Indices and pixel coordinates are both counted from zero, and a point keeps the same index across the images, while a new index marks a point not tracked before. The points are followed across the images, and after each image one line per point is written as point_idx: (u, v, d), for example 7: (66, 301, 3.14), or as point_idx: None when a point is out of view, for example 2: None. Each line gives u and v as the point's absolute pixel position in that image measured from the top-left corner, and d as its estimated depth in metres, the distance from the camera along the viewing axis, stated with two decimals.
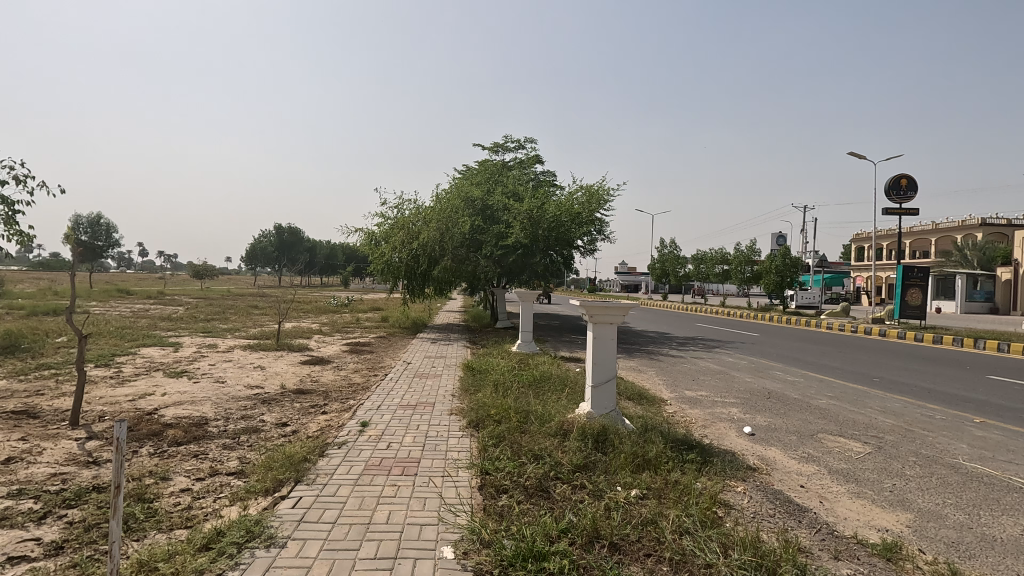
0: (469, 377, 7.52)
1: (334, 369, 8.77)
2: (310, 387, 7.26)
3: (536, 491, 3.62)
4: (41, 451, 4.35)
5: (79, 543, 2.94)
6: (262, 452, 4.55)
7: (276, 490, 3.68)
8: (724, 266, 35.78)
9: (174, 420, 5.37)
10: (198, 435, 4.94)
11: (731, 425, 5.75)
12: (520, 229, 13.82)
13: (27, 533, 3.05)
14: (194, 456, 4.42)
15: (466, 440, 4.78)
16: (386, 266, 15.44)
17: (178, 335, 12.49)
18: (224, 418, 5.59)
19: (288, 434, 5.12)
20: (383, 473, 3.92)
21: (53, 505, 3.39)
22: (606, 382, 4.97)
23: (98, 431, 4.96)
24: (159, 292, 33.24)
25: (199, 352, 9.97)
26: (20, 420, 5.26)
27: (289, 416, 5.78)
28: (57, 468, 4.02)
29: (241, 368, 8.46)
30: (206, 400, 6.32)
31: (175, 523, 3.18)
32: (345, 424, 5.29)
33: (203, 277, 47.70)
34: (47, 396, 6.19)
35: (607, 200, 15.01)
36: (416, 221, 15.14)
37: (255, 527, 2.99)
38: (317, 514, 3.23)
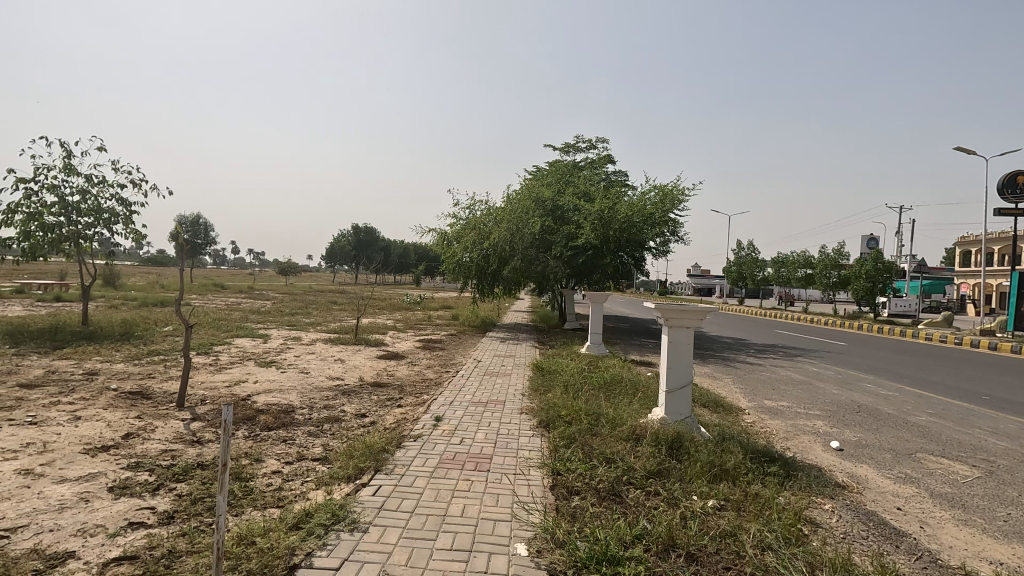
0: (539, 377, 7.54)
1: (409, 364, 9.09)
2: (386, 381, 7.58)
3: (608, 495, 3.58)
4: (153, 429, 4.82)
5: (187, 514, 3.23)
6: (344, 441, 4.80)
7: (358, 478, 3.86)
8: (808, 270, 33.74)
9: (264, 407, 5.76)
10: (287, 422, 5.28)
11: (816, 438, 5.43)
12: (591, 229, 13.70)
13: (144, 502, 3.38)
14: (283, 441, 4.73)
15: (537, 440, 4.81)
16: (458, 265, 15.79)
17: (267, 327, 13.41)
18: (309, 406, 5.97)
19: (367, 424, 5.36)
20: (457, 467, 4.01)
21: (165, 478, 3.75)
22: (681, 388, 4.85)
23: (201, 413, 5.42)
24: (249, 286, 35.60)
25: (285, 344, 10.64)
26: (135, 400, 5.84)
27: (368, 408, 6.04)
28: (167, 445, 4.44)
29: (324, 360, 8.96)
30: (293, 389, 6.74)
31: (268, 502, 3.41)
32: (419, 418, 5.45)
33: (288, 273, 50.66)
34: (157, 379, 6.85)
35: (681, 201, 14.55)
36: (487, 221, 15.43)
37: (340, 511, 3.16)
38: (395, 503, 3.36)
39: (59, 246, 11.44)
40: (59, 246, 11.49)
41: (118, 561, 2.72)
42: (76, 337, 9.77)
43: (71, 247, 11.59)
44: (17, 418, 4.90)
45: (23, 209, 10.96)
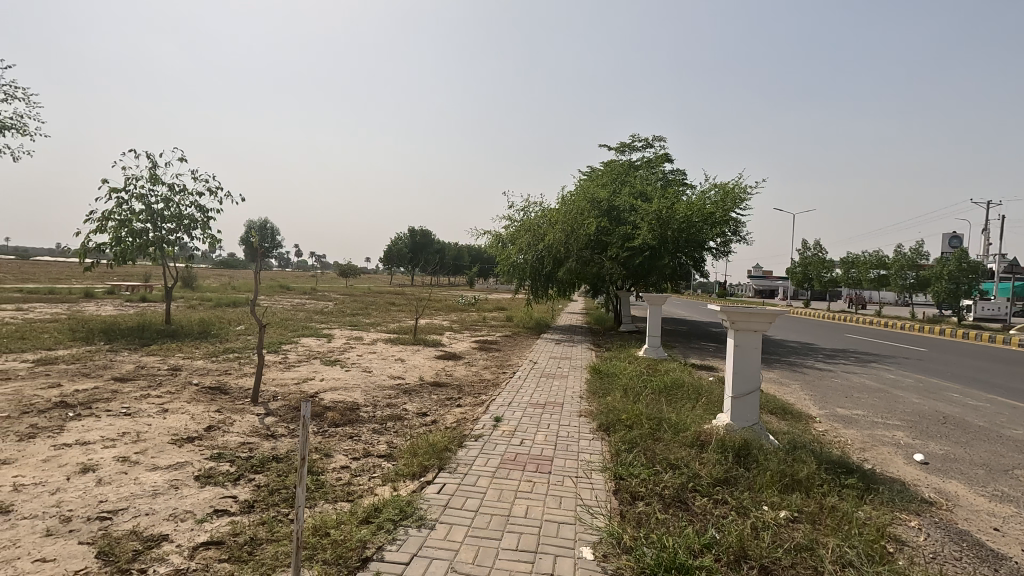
0: (597, 380, 7.47)
1: (466, 365, 9.23)
2: (445, 381, 7.72)
3: (673, 501, 3.50)
4: (232, 422, 5.11)
5: (266, 504, 3.40)
6: (407, 439, 4.93)
7: (422, 475, 3.95)
8: (881, 270, 31.77)
9: (332, 404, 5.99)
10: (353, 419, 5.48)
11: (897, 450, 5.09)
12: (648, 230, 13.44)
13: (227, 491, 3.59)
14: (350, 437, 4.91)
15: (598, 443, 4.77)
16: (512, 267, 15.87)
17: (331, 327, 13.96)
18: (373, 404, 6.16)
19: (428, 423, 5.48)
20: (518, 468, 4.04)
21: (244, 469, 3.97)
22: (748, 394, 4.68)
23: (274, 408, 5.71)
24: (312, 288, 37.15)
25: (348, 344, 11.04)
26: (215, 394, 6.22)
27: (429, 407, 6.17)
28: (245, 438, 4.70)
29: (385, 360, 9.23)
30: (357, 388, 6.98)
31: (338, 496, 3.55)
32: (479, 418, 5.52)
33: (348, 275, 52.51)
34: (233, 376, 7.27)
35: (743, 199, 14.05)
36: (542, 223, 15.44)
37: (407, 507, 3.25)
38: (460, 501, 3.42)
39: (145, 250, 12.34)
40: (145, 251, 12.39)
41: (205, 545, 2.90)
42: (160, 335, 10.51)
43: (156, 252, 12.47)
44: (114, 409, 5.32)
45: (115, 216, 11.90)
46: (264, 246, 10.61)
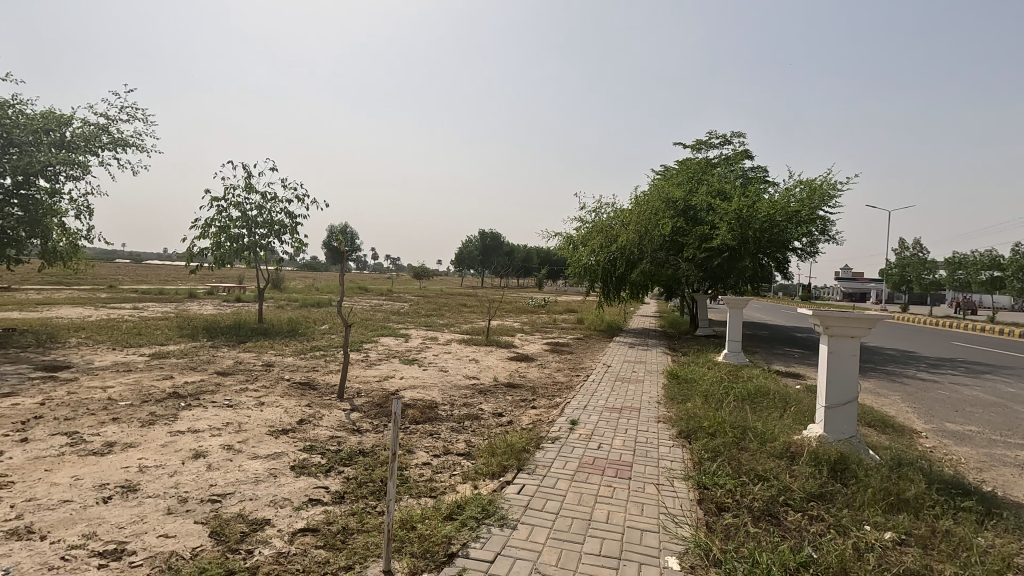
0: (675, 385, 7.25)
1: (539, 367, 9.26)
2: (519, 382, 7.78)
3: (763, 515, 3.33)
4: (321, 416, 5.41)
5: (355, 496, 3.57)
6: (484, 438, 5.01)
7: (501, 475, 4.00)
8: (994, 272, 28.73)
9: (411, 401, 6.20)
10: (432, 417, 5.64)
11: (1021, 472, 4.58)
12: (727, 230, 12.90)
13: (320, 481, 3.80)
14: (430, 434, 5.05)
15: (678, 450, 4.63)
16: (584, 268, 15.74)
17: (408, 328, 14.46)
18: (450, 403, 6.32)
19: (505, 424, 5.55)
20: (597, 473, 3.99)
21: (335, 461, 4.19)
22: (844, 404, 4.38)
23: (358, 404, 5.98)
24: (388, 289, 38.71)
25: (424, 344, 11.38)
26: (305, 390, 6.62)
27: (504, 407, 6.24)
28: (334, 432, 4.96)
29: (460, 360, 9.44)
30: (434, 387, 7.18)
31: (421, 491, 3.66)
32: (555, 421, 5.52)
33: (422, 277, 54.22)
34: (320, 372, 7.69)
35: (832, 197, 13.19)
36: (615, 223, 15.21)
37: (489, 506, 3.30)
38: (540, 502, 3.43)
39: (241, 254, 13.31)
40: (241, 254, 13.37)
41: (303, 531, 3.08)
42: (255, 333, 11.31)
43: (250, 256, 13.44)
44: (218, 401, 5.79)
45: (216, 223, 12.94)
46: (349, 253, 10.32)
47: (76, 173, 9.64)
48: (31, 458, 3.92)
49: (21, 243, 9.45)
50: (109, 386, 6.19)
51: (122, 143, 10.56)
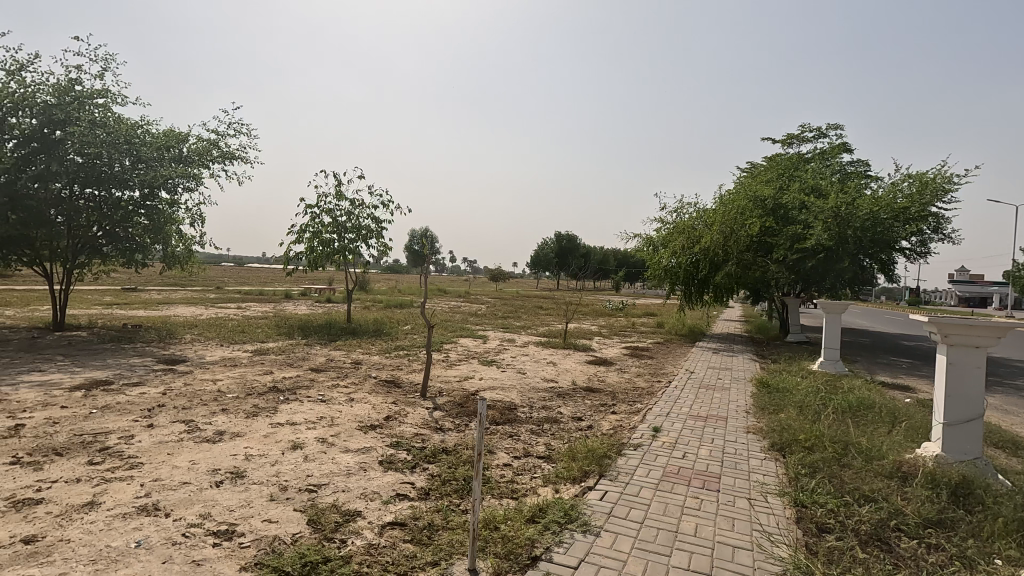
0: (765, 395, 6.85)
1: (618, 371, 9.08)
2: (598, 387, 7.66)
3: (872, 540, 3.05)
4: (406, 414, 5.61)
5: (439, 493, 3.66)
6: (564, 442, 4.98)
7: (582, 480, 3.95)
8: None
9: (491, 402, 6.29)
10: (511, 418, 5.68)
11: None
12: (823, 229, 12.03)
13: (406, 477, 3.94)
14: (510, 436, 5.09)
15: (770, 464, 4.36)
16: (664, 271, 15.28)
17: (485, 329, 14.68)
18: (529, 405, 6.34)
19: (584, 428, 5.49)
20: (684, 483, 3.84)
21: (419, 458, 4.32)
22: (966, 422, 3.93)
23: (440, 403, 6.15)
24: (467, 292, 39.58)
25: (502, 345, 11.52)
26: (390, 387, 6.90)
27: (583, 411, 6.17)
28: (418, 429, 5.13)
29: (538, 362, 9.46)
30: (513, 388, 7.23)
31: (503, 492, 3.69)
32: (636, 427, 5.38)
33: (499, 279, 54.95)
34: (405, 371, 8.00)
35: (948, 191, 11.95)
36: (698, 224, 14.65)
37: (572, 511, 3.27)
38: (624, 511, 3.35)
39: (332, 258, 14.11)
40: (332, 258, 14.18)
41: (391, 524, 3.20)
42: (344, 332, 11.94)
43: (340, 259, 14.21)
44: (312, 396, 6.16)
45: (310, 229, 13.81)
46: (432, 258, 10.51)
47: (191, 185, 10.62)
48: (156, 441, 4.36)
49: (147, 249, 10.55)
50: (219, 379, 6.78)
51: (229, 156, 11.52)
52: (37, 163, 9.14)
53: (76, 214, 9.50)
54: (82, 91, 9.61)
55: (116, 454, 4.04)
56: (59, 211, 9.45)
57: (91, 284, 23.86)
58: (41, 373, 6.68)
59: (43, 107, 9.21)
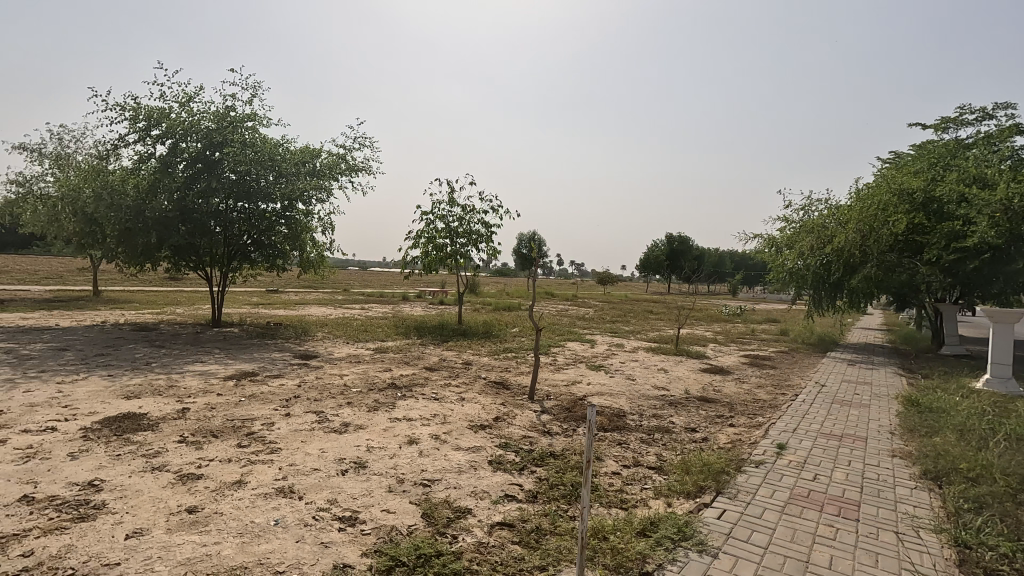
0: (914, 415, 6.02)
1: (736, 381, 8.49)
2: (714, 397, 7.22)
3: None
4: (514, 416, 5.68)
5: (547, 497, 3.65)
6: (677, 454, 4.74)
7: (698, 496, 3.73)
8: None
9: (599, 409, 6.17)
10: (620, 425, 5.53)
11: None
12: (989, 225, 10.37)
13: (514, 478, 3.98)
14: (619, 444, 4.95)
15: (922, 494, 3.82)
16: (789, 274, 14.08)
17: (593, 333, 14.49)
18: (639, 413, 6.13)
19: (699, 440, 5.19)
20: (815, 508, 3.48)
21: (528, 461, 4.34)
22: None
23: (548, 407, 6.16)
24: (574, 295, 39.35)
25: (611, 350, 11.28)
26: (499, 388, 7.04)
27: (697, 422, 5.84)
28: (526, 431, 5.17)
29: (648, 369, 9.13)
30: (622, 395, 7.05)
31: (612, 502, 3.60)
32: (758, 443, 4.99)
33: (606, 282, 54.10)
34: (513, 373, 8.12)
35: None
36: (829, 222, 13.34)
37: (686, 528, 3.09)
38: (745, 533, 3.11)
39: (445, 261, 14.73)
40: (445, 262, 14.81)
41: (499, 524, 3.24)
42: (455, 334, 12.41)
43: (452, 263, 14.79)
44: (427, 393, 6.46)
45: (425, 234, 14.55)
46: (540, 260, 10.58)
47: (322, 196, 11.65)
48: (292, 429, 4.81)
49: (286, 254, 11.70)
50: (346, 374, 7.35)
51: (355, 169, 12.48)
52: (201, 181, 10.56)
53: (230, 225, 10.82)
54: (236, 116, 10.94)
55: (260, 439, 4.52)
56: (217, 222, 10.80)
57: (242, 286, 27.18)
58: (203, 363, 7.69)
59: (206, 132, 10.62)
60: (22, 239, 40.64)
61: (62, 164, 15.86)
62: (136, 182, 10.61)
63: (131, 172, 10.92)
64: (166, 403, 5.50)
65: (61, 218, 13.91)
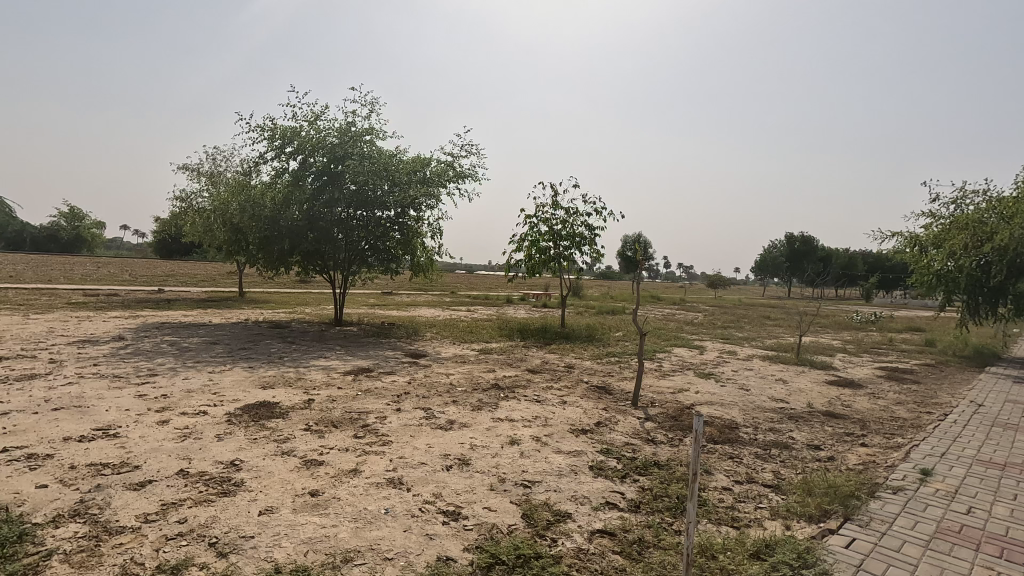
0: None
1: (869, 395, 7.62)
2: (842, 412, 6.53)
3: None
4: (616, 422, 5.55)
5: (650, 508, 3.52)
6: (797, 472, 4.35)
7: (821, 520, 3.40)
8: None
9: (708, 419, 5.84)
10: (732, 438, 5.19)
11: None
12: None
13: (616, 486, 3.88)
14: (730, 457, 4.65)
15: None
16: (937, 276, 12.38)
17: (702, 339, 13.76)
18: (754, 426, 5.71)
19: (824, 459, 4.72)
20: (969, 546, 3.02)
21: (631, 469, 4.22)
22: None
23: (652, 414, 5.94)
24: (681, 299, 37.74)
25: (722, 357, 10.64)
26: (601, 393, 6.92)
27: (821, 439, 5.32)
28: (629, 438, 5.02)
29: (763, 379, 8.49)
30: (734, 405, 6.61)
31: (722, 519, 3.38)
32: (896, 467, 4.43)
33: (718, 286, 51.15)
34: (616, 378, 7.94)
35: None
36: (989, 217, 11.55)
37: (807, 555, 2.83)
38: (880, 566, 2.77)
39: (548, 264, 14.79)
40: (548, 265, 14.86)
41: (600, 532, 3.17)
42: (557, 336, 12.41)
43: (555, 266, 14.82)
44: (529, 395, 6.52)
45: (529, 238, 14.71)
46: (645, 262, 10.26)
47: (432, 203, 12.21)
48: (402, 424, 5.08)
49: (399, 259, 12.40)
50: (452, 373, 7.63)
51: (462, 175, 12.93)
52: (326, 192, 11.54)
53: (351, 232, 11.69)
54: (356, 131, 11.82)
55: (373, 431, 4.82)
56: (341, 230, 11.71)
57: (361, 288, 29.28)
58: (325, 359, 8.38)
59: (330, 147, 11.59)
60: (184, 247, 47.01)
61: (215, 181, 18.13)
62: (273, 196, 11.85)
63: (268, 186, 12.19)
64: (295, 394, 6.06)
65: (213, 229, 15.93)
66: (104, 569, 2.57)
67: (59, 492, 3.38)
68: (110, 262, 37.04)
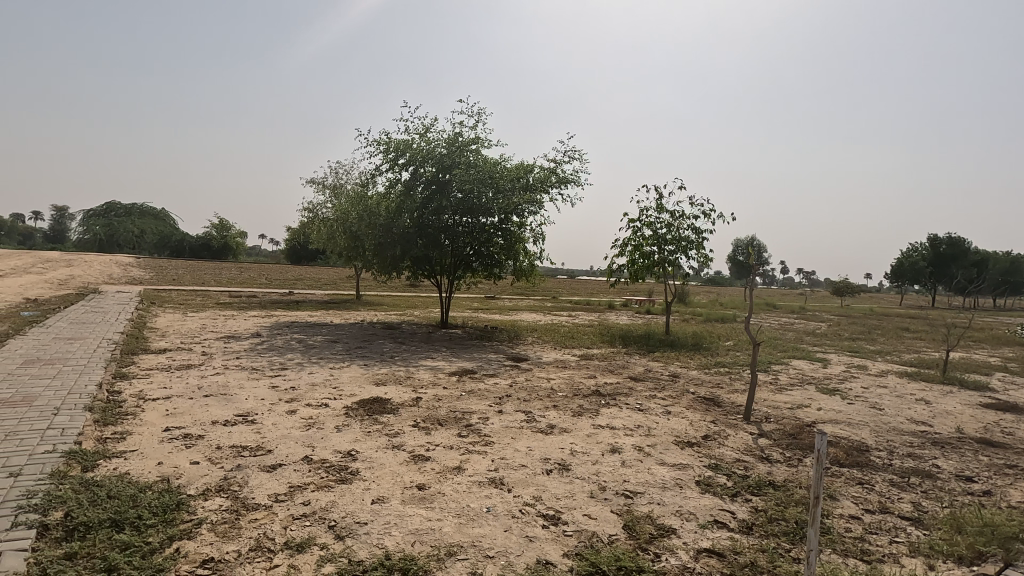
0: None
1: None
2: (1002, 440, 5.64)
3: None
4: (726, 436, 5.23)
5: (764, 531, 3.28)
6: (943, 506, 3.82)
7: (973, 564, 2.95)
8: None
9: (833, 439, 5.31)
10: (861, 461, 4.68)
11: None
12: None
13: (726, 504, 3.66)
14: (859, 483, 4.20)
15: None
16: None
17: (826, 351, 12.57)
18: (888, 450, 5.10)
19: (978, 493, 4.11)
20: None
21: (742, 487, 3.95)
22: None
23: (766, 430, 5.54)
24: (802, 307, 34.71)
25: (849, 372, 9.64)
26: (709, 405, 6.56)
27: (974, 470, 4.63)
28: (740, 455, 4.71)
29: (901, 398, 7.56)
30: (864, 425, 5.96)
31: (849, 550, 3.06)
32: None
33: (845, 294, 46.37)
34: (725, 390, 7.49)
35: None
36: None
37: None
38: None
39: (652, 269, 14.35)
40: (652, 270, 14.41)
41: (707, 551, 3.01)
42: (662, 344, 11.98)
43: (659, 271, 14.34)
44: (631, 404, 6.35)
45: (632, 242, 14.37)
46: (757, 267, 9.60)
47: (535, 208, 12.35)
48: (504, 425, 5.18)
49: (502, 264, 12.67)
50: (552, 378, 7.64)
51: (564, 180, 12.93)
52: (435, 200, 12.12)
53: (457, 237, 12.20)
54: (463, 141, 12.28)
55: (476, 431, 4.96)
56: (447, 236, 12.28)
57: (466, 293, 30.30)
58: (432, 359, 8.76)
59: (439, 158, 12.15)
60: (311, 253, 51.58)
61: (337, 192, 19.72)
62: (388, 205, 12.68)
63: (383, 196, 13.05)
64: (404, 392, 6.41)
65: (336, 236, 17.36)
66: (242, 540, 2.89)
67: (208, 469, 3.85)
68: (251, 267, 41.64)
